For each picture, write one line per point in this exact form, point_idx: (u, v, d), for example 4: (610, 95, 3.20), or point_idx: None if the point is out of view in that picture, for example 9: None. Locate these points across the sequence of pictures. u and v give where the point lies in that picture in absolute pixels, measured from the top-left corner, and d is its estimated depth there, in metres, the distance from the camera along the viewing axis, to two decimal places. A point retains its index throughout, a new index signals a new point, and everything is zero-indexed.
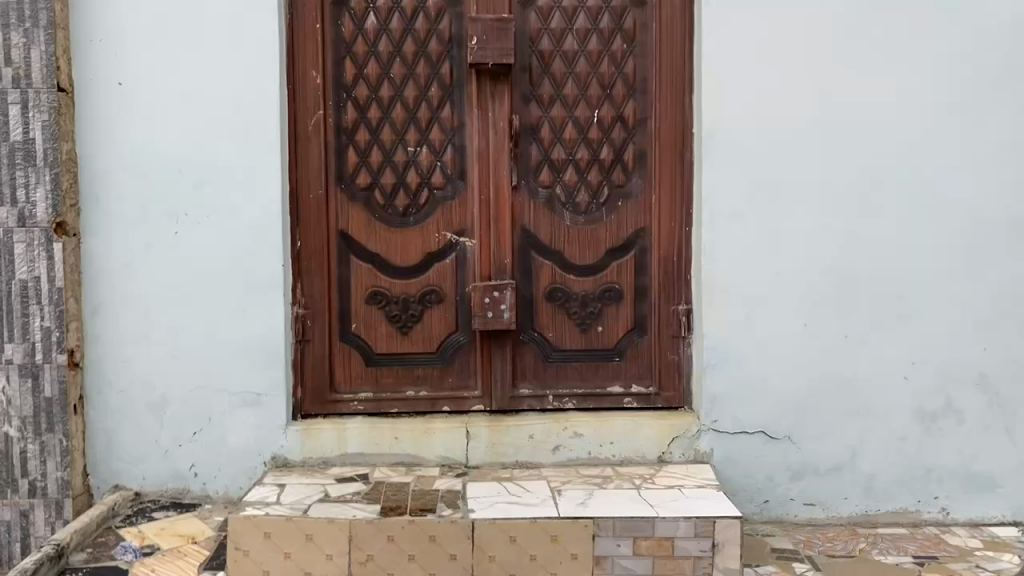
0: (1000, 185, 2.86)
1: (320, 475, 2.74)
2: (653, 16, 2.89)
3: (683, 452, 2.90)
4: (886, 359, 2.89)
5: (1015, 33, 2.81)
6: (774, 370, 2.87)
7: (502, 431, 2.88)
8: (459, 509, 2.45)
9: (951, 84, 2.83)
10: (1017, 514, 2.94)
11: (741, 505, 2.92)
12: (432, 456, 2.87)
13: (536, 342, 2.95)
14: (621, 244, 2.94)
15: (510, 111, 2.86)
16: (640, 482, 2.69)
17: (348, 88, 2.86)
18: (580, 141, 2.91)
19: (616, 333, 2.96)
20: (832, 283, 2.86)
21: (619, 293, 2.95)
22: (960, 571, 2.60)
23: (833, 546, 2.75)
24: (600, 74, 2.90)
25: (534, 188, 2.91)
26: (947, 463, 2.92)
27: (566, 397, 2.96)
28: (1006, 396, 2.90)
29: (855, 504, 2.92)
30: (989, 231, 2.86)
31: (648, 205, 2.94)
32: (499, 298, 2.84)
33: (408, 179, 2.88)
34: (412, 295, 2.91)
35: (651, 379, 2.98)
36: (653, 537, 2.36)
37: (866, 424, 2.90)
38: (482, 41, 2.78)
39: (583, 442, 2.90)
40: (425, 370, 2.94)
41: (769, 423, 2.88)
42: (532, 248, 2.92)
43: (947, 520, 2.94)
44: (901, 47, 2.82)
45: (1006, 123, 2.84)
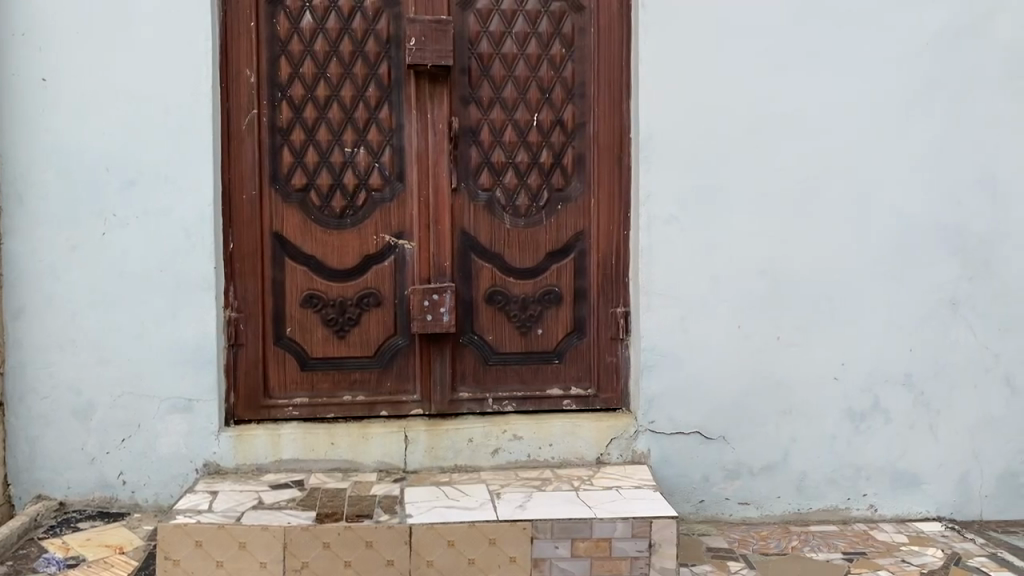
0: (925, 191, 2.95)
1: (254, 482, 2.69)
2: (592, 20, 2.91)
3: (621, 453, 2.92)
4: (818, 361, 2.95)
5: (938, 44, 2.92)
6: (709, 370, 2.92)
7: (441, 434, 2.86)
8: (397, 514, 2.42)
9: (881, 92, 2.91)
10: (940, 509, 3.04)
11: (677, 505, 2.95)
12: (369, 461, 2.83)
13: (476, 344, 2.93)
14: (561, 246, 2.94)
15: (449, 113, 2.85)
16: (578, 484, 2.70)
17: (283, 87, 2.80)
18: (520, 144, 2.91)
19: (556, 335, 2.97)
20: (765, 285, 2.92)
21: (559, 295, 2.95)
22: (887, 565, 2.67)
23: (766, 544, 2.80)
24: (539, 77, 2.90)
25: (474, 190, 2.89)
26: (875, 461, 3.00)
27: (505, 400, 2.95)
28: (931, 395, 3.00)
29: (787, 502, 2.98)
30: (914, 235, 2.96)
31: (588, 208, 2.95)
32: (438, 301, 2.83)
33: (345, 180, 2.84)
34: (349, 298, 2.86)
35: (590, 381, 2.99)
36: (591, 538, 2.37)
37: (798, 424, 2.96)
38: (421, 41, 2.76)
39: (521, 444, 2.90)
40: (362, 374, 2.90)
41: (704, 423, 2.93)
42: (471, 250, 2.91)
43: (875, 516, 3.01)
44: (834, 55, 2.89)
45: (930, 131, 2.94)
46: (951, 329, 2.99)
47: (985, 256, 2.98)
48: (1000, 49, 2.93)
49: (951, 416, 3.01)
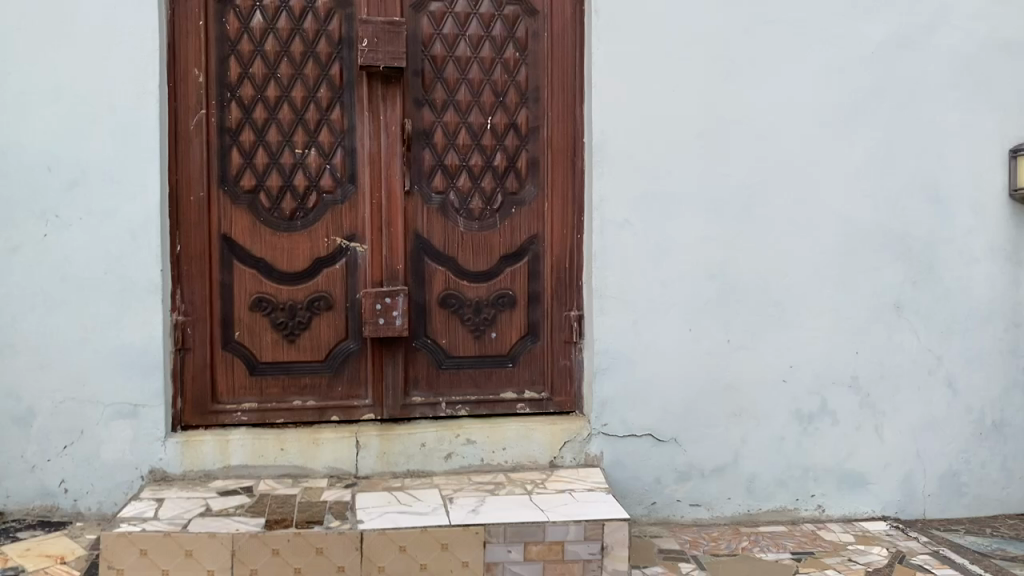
0: (871, 197, 3.01)
1: (202, 489, 2.63)
2: (545, 25, 2.91)
3: (574, 456, 2.93)
4: (767, 363, 3.00)
5: (883, 54, 2.99)
6: (661, 374, 2.94)
7: (393, 439, 2.84)
8: (348, 520, 2.40)
9: (829, 100, 2.97)
10: (886, 509, 3.10)
11: (630, 507, 2.96)
12: (319, 467, 2.80)
13: (429, 348, 2.91)
14: (515, 249, 2.94)
15: (402, 114, 2.83)
16: (531, 487, 2.70)
17: (232, 87, 2.76)
18: (473, 147, 2.90)
19: (510, 339, 2.96)
20: (715, 289, 2.95)
21: (512, 298, 2.95)
22: (835, 564, 2.71)
23: (717, 545, 2.83)
24: (493, 81, 2.90)
25: (427, 192, 2.88)
26: (822, 463, 3.05)
27: (459, 404, 2.94)
28: (876, 397, 3.06)
29: (738, 504, 3.02)
30: (861, 240, 3.02)
31: (541, 211, 2.95)
32: (391, 305, 2.80)
33: (296, 182, 2.80)
34: (300, 301, 2.83)
35: (543, 384, 2.99)
36: (543, 542, 2.37)
37: (748, 425, 3.00)
38: (373, 43, 2.74)
39: (474, 449, 2.89)
40: (313, 379, 2.86)
41: (656, 426, 2.95)
42: (424, 253, 2.89)
43: (823, 516, 3.06)
44: (783, 62, 2.94)
45: (875, 139, 3.00)
46: (896, 331, 3.06)
47: (928, 261, 3.06)
48: (941, 60, 3.02)
49: (896, 418, 3.08)
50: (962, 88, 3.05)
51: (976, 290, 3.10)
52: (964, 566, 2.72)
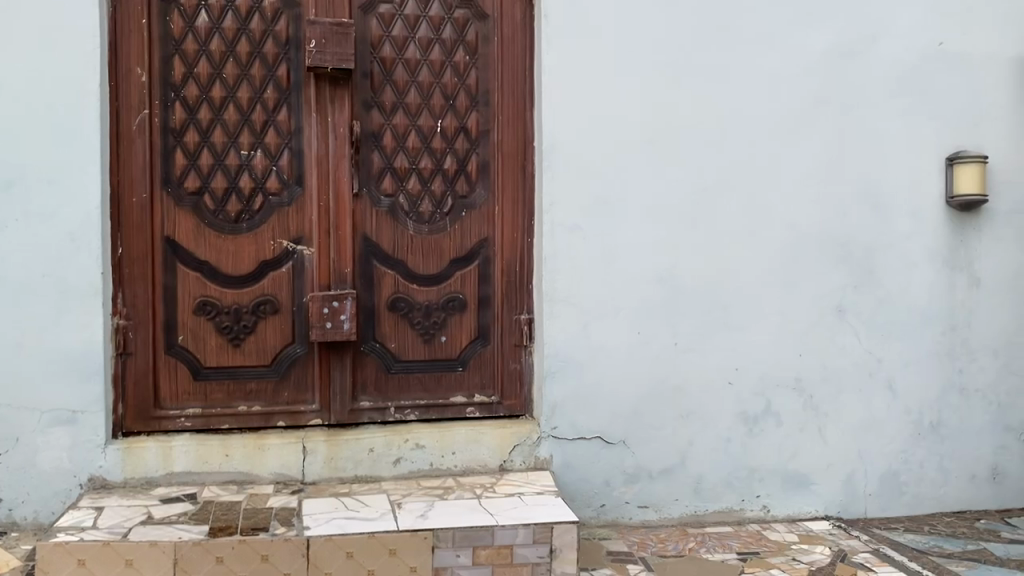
0: (814, 202, 3.08)
1: (143, 496, 2.58)
2: (495, 29, 2.92)
3: (524, 459, 2.93)
4: (714, 366, 3.04)
5: (825, 64, 3.05)
6: (610, 376, 2.96)
7: (340, 444, 2.81)
8: (294, 527, 2.36)
9: (775, 107, 3.03)
10: (828, 509, 3.16)
11: (579, 510, 2.97)
12: (265, 473, 2.76)
13: (377, 352, 2.88)
14: (465, 253, 2.93)
15: (350, 116, 2.81)
16: (481, 491, 2.69)
17: (176, 87, 2.71)
18: (423, 150, 2.89)
19: (460, 343, 2.95)
20: (663, 293, 2.98)
21: (462, 302, 2.94)
22: (779, 564, 2.75)
23: (665, 546, 2.86)
24: (442, 84, 2.89)
25: (376, 195, 2.86)
26: (767, 464, 3.10)
27: (408, 409, 2.90)
28: (819, 398, 3.12)
29: (685, 505, 3.05)
30: (804, 245, 3.07)
31: (491, 214, 2.95)
32: (338, 308, 2.77)
33: (241, 184, 2.76)
34: (245, 305, 2.78)
35: (493, 388, 2.97)
36: (492, 546, 2.37)
37: (695, 427, 3.04)
38: (321, 44, 2.72)
39: (423, 453, 2.87)
40: (259, 385, 2.81)
41: (605, 429, 2.97)
42: (373, 256, 2.86)
43: (768, 516, 3.11)
44: (729, 70, 2.99)
45: (818, 146, 3.07)
46: (838, 335, 3.12)
47: (869, 266, 3.13)
48: (882, 70, 3.11)
49: (838, 419, 3.14)
50: (902, 97, 3.13)
51: (914, 294, 3.18)
52: (903, 563, 2.78)
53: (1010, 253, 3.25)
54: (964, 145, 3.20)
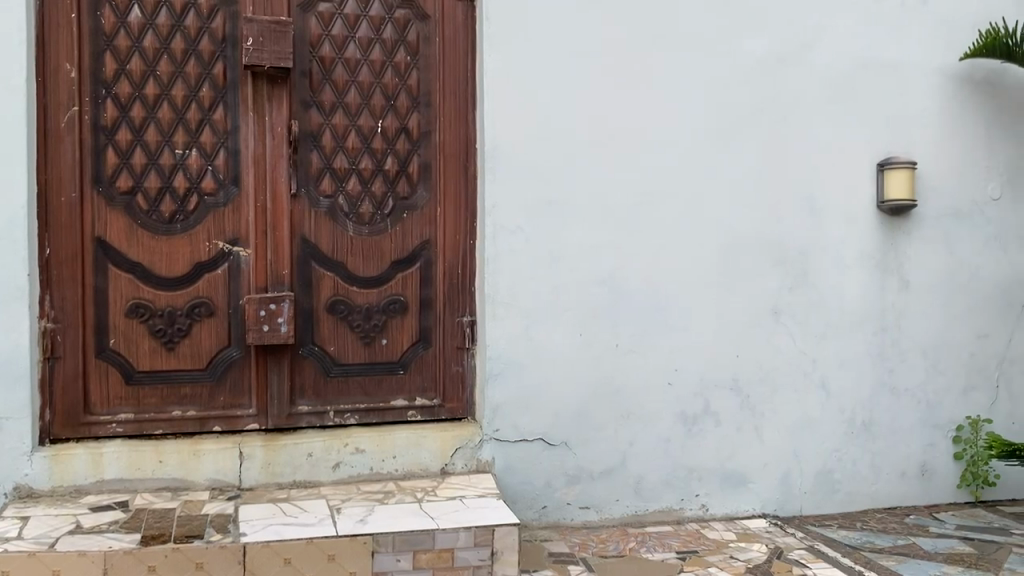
0: (751, 206, 3.13)
1: (72, 505, 2.50)
2: (436, 30, 2.91)
3: (465, 462, 2.92)
4: (654, 367, 3.07)
5: (762, 70, 3.11)
6: (551, 378, 2.97)
7: (278, 449, 2.77)
8: (229, 533, 2.31)
9: (713, 112, 3.08)
10: (765, 507, 3.21)
11: (520, 512, 2.98)
12: (200, 480, 2.70)
13: (316, 356, 2.84)
14: (405, 255, 2.91)
15: (288, 116, 2.77)
16: (422, 495, 2.67)
17: (107, 84, 2.63)
18: (363, 150, 2.86)
19: (400, 346, 2.92)
20: (604, 295, 3.00)
21: (403, 304, 2.91)
22: (717, 562, 2.78)
23: (606, 547, 2.87)
24: (383, 84, 2.87)
25: (315, 196, 2.82)
26: (706, 463, 3.14)
27: (347, 413, 2.87)
28: (756, 398, 3.18)
29: (626, 505, 3.07)
30: (742, 247, 3.13)
31: (433, 216, 2.93)
32: (275, 311, 2.72)
33: (175, 184, 2.70)
34: (179, 307, 2.72)
35: (434, 391, 2.96)
36: (433, 550, 2.35)
37: (635, 428, 3.06)
38: (259, 42, 2.68)
39: (363, 457, 2.84)
40: (193, 389, 2.74)
41: (547, 430, 2.98)
42: (312, 258, 2.82)
43: (706, 515, 3.15)
44: (667, 75, 3.02)
45: (755, 150, 3.12)
46: (775, 336, 3.18)
47: (804, 268, 3.20)
48: (815, 77, 3.18)
49: (774, 418, 3.20)
50: (834, 104, 3.21)
51: (847, 297, 3.26)
52: (836, 559, 2.84)
53: (937, 256, 3.35)
54: (894, 151, 3.29)
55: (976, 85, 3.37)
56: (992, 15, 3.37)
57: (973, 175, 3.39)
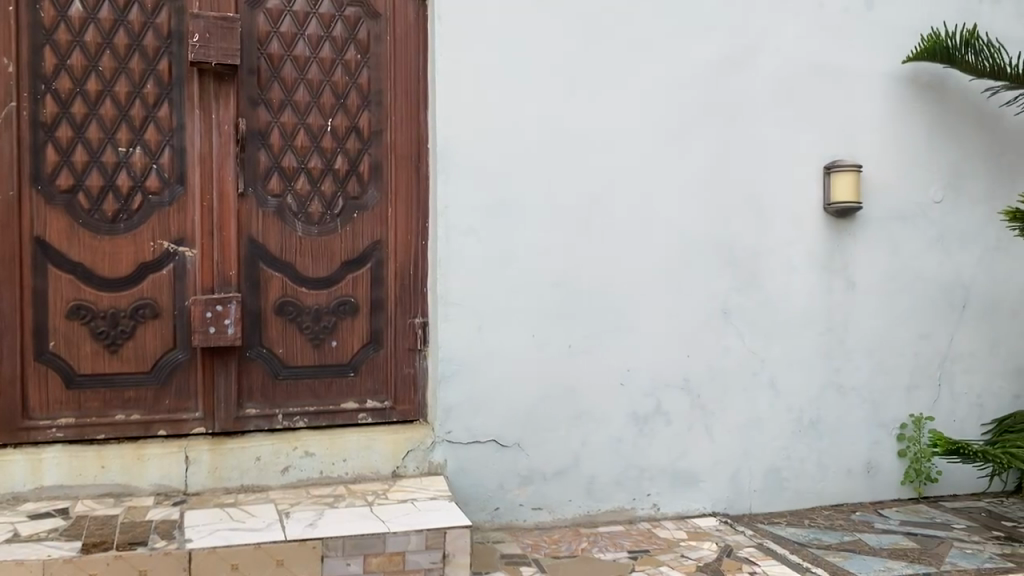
0: (701, 207, 3.16)
1: (9, 513, 2.42)
2: (387, 29, 2.88)
3: (417, 465, 2.90)
4: (605, 368, 3.08)
5: (710, 73, 3.15)
6: (504, 380, 2.96)
7: (225, 453, 2.72)
8: (174, 540, 2.26)
9: (663, 114, 3.10)
10: (716, 505, 3.25)
11: (472, 514, 2.96)
12: (145, 485, 2.64)
13: (264, 358, 2.79)
14: (355, 256, 2.88)
15: (235, 114, 2.72)
16: (372, 499, 2.65)
17: (47, 79, 2.56)
18: (313, 149, 2.82)
19: (351, 348, 2.89)
20: (557, 296, 3.01)
21: (354, 305, 2.88)
22: (668, 561, 2.80)
23: (558, 547, 2.87)
24: (333, 82, 2.83)
25: (263, 195, 2.77)
26: (657, 463, 3.16)
27: (296, 416, 2.83)
28: (706, 398, 3.21)
29: (578, 505, 3.08)
30: (692, 248, 3.16)
31: (384, 216, 2.90)
32: (222, 312, 2.67)
33: (118, 182, 2.63)
34: (122, 309, 2.66)
35: (386, 393, 2.93)
36: (383, 553, 2.33)
37: (588, 429, 3.07)
38: (205, 38, 2.62)
39: (313, 461, 2.80)
40: (137, 393, 2.68)
41: (499, 432, 2.97)
42: (260, 259, 2.78)
43: (658, 514, 3.17)
44: (618, 77, 3.04)
45: (704, 153, 3.16)
46: (724, 336, 3.22)
47: (752, 269, 3.24)
48: (763, 81, 3.22)
49: (724, 418, 3.24)
50: (782, 108, 3.26)
51: (795, 297, 3.31)
52: (785, 556, 2.87)
53: (881, 258, 3.42)
54: (840, 154, 3.35)
55: (919, 90, 3.45)
56: (934, 22, 3.44)
57: (916, 178, 3.46)
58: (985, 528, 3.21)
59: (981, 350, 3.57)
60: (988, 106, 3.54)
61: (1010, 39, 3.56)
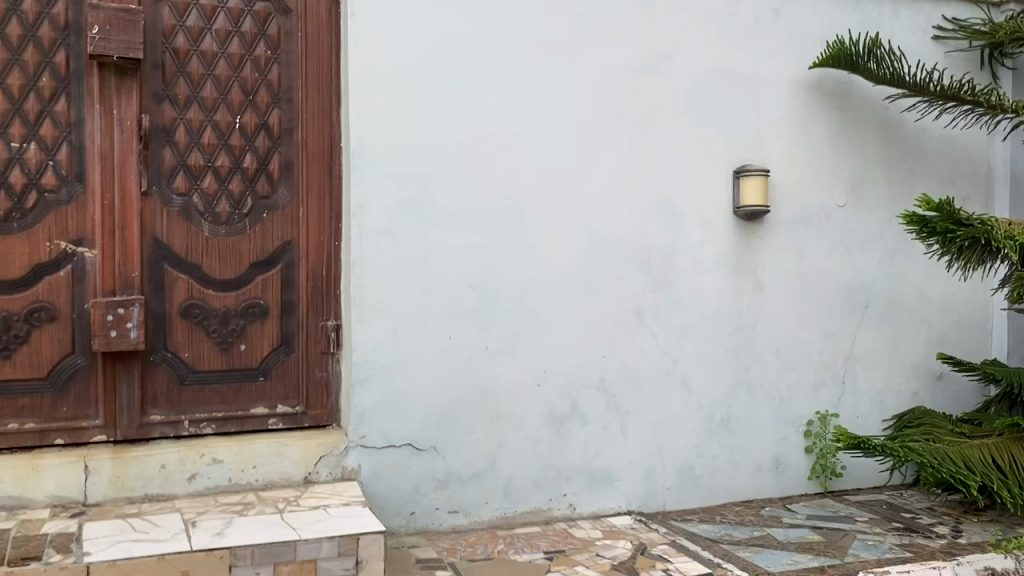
0: (615, 210, 3.20)
1: None
2: (299, 25, 2.82)
3: (331, 471, 2.85)
4: (522, 369, 3.08)
5: (625, 77, 3.19)
6: (420, 382, 2.94)
7: (128, 462, 2.62)
8: (72, 553, 2.16)
9: (578, 117, 3.12)
10: (631, 504, 3.28)
11: (388, 519, 2.93)
12: (41, 497, 2.52)
13: (170, 362, 2.70)
14: (265, 257, 2.81)
15: (138, 110, 2.63)
16: (283, 506, 2.59)
17: None
18: (220, 147, 2.74)
19: (261, 351, 2.81)
20: (474, 298, 3.00)
21: (264, 308, 2.81)
22: (583, 560, 2.81)
23: (474, 550, 2.86)
24: (242, 78, 2.76)
25: (168, 194, 2.68)
26: (574, 463, 3.18)
27: (204, 422, 2.74)
28: (621, 398, 3.25)
29: (495, 507, 3.07)
30: (607, 251, 3.19)
31: (295, 217, 2.84)
32: (124, 316, 2.58)
33: (11, 179, 2.52)
34: (15, 312, 2.53)
35: (297, 399, 2.86)
36: (295, 561, 2.27)
37: (504, 431, 3.07)
38: (106, 30, 2.52)
39: (222, 468, 2.73)
40: (32, 400, 2.55)
41: (415, 435, 2.94)
42: (164, 260, 2.68)
43: (574, 514, 3.19)
44: (534, 78, 3.05)
45: (619, 156, 3.20)
46: (638, 336, 3.26)
47: (666, 271, 3.30)
48: (675, 86, 3.28)
49: (639, 417, 3.28)
50: (693, 113, 3.32)
51: (707, 298, 3.38)
52: (697, 553, 2.92)
53: (789, 259, 3.52)
54: (749, 158, 3.44)
55: (823, 96, 3.56)
56: (837, 30, 3.57)
57: (822, 183, 3.58)
58: (886, 520, 3.34)
59: (882, 349, 3.71)
60: (888, 112, 3.69)
61: (907, 49, 3.72)
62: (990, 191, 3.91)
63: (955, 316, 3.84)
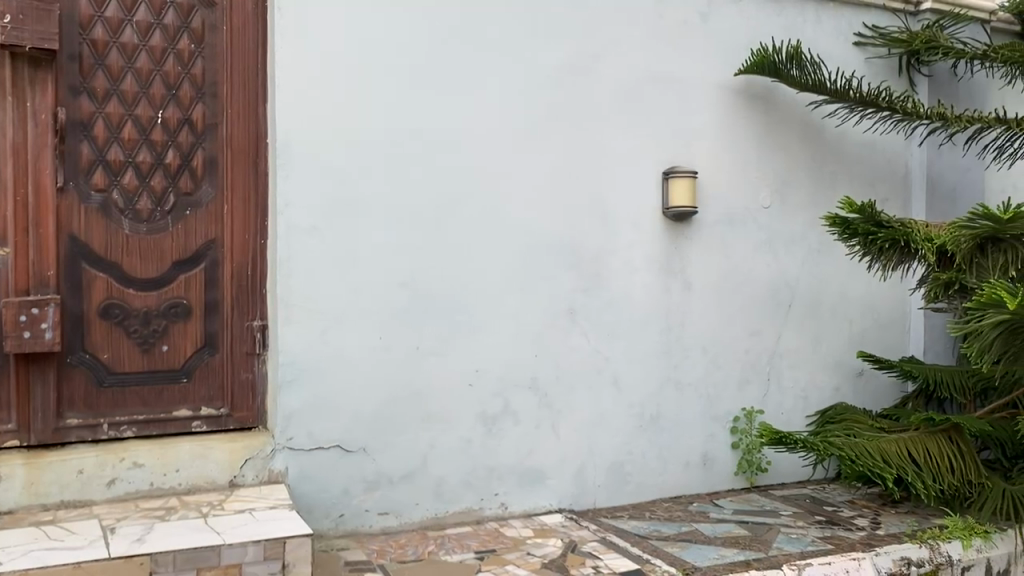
0: (546, 210, 3.21)
1: None
2: (223, 18, 2.76)
3: (256, 474, 2.79)
4: (454, 368, 3.08)
5: (556, 78, 3.21)
6: (349, 383, 2.91)
7: (42, 469, 2.52)
8: None
9: (509, 117, 3.13)
10: (562, 502, 3.30)
11: (316, 521, 2.88)
12: None
13: (88, 364, 2.61)
14: (188, 256, 2.74)
15: (54, 103, 2.54)
16: (207, 510, 2.53)
17: None
18: (141, 142, 2.67)
19: (184, 352, 2.74)
20: (405, 297, 2.98)
21: (187, 308, 2.74)
22: (514, 559, 2.82)
23: (404, 552, 2.84)
24: (164, 72, 2.69)
25: (85, 190, 2.60)
26: (505, 462, 3.19)
27: (124, 425, 2.67)
28: (552, 396, 3.26)
29: (426, 508, 3.05)
30: (538, 250, 3.20)
31: (219, 215, 2.78)
32: (38, 316, 2.49)
33: None
34: None
35: (222, 401, 2.80)
36: (218, 566, 2.22)
37: (435, 431, 3.06)
38: (17, 20, 2.43)
39: (143, 472, 2.64)
40: None
41: (344, 437, 2.91)
42: (82, 259, 2.60)
43: (505, 513, 3.19)
44: (465, 78, 3.05)
45: (550, 156, 3.21)
46: (569, 335, 3.28)
47: (596, 271, 3.33)
48: (606, 87, 3.32)
49: (570, 415, 3.30)
50: (623, 114, 3.36)
51: (636, 297, 3.42)
52: (626, 549, 2.96)
53: (716, 259, 3.59)
54: (678, 160, 3.49)
55: (750, 100, 3.64)
56: (763, 36, 3.65)
57: (748, 184, 3.66)
58: (808, 514, 3.43)
59: (805, 347, 3.81)
60: (810, 117, 3.79)
61: (829, 55, 3.83)
62: (907, 195, 4.05)
63: (873, 314, 3.97)
